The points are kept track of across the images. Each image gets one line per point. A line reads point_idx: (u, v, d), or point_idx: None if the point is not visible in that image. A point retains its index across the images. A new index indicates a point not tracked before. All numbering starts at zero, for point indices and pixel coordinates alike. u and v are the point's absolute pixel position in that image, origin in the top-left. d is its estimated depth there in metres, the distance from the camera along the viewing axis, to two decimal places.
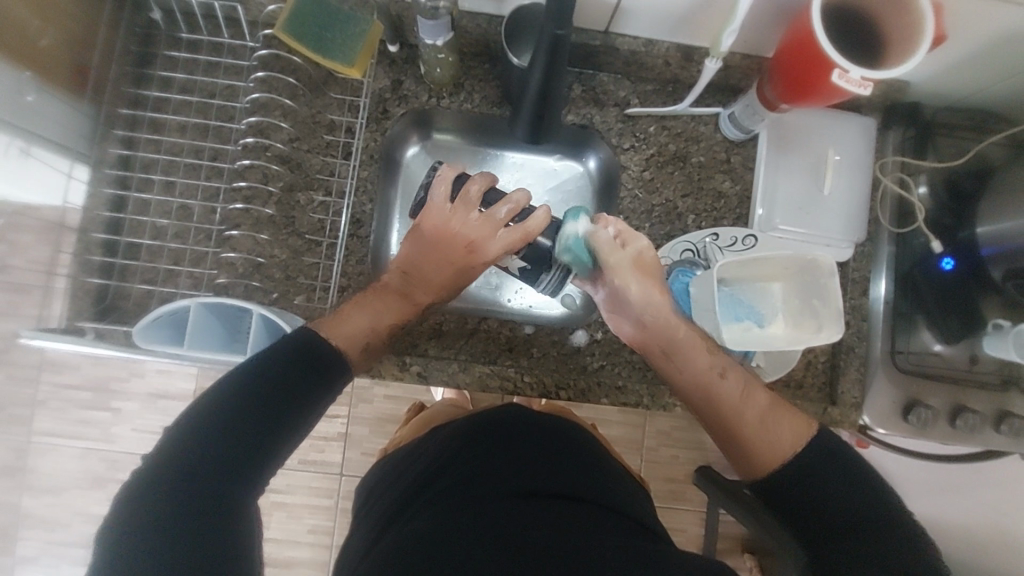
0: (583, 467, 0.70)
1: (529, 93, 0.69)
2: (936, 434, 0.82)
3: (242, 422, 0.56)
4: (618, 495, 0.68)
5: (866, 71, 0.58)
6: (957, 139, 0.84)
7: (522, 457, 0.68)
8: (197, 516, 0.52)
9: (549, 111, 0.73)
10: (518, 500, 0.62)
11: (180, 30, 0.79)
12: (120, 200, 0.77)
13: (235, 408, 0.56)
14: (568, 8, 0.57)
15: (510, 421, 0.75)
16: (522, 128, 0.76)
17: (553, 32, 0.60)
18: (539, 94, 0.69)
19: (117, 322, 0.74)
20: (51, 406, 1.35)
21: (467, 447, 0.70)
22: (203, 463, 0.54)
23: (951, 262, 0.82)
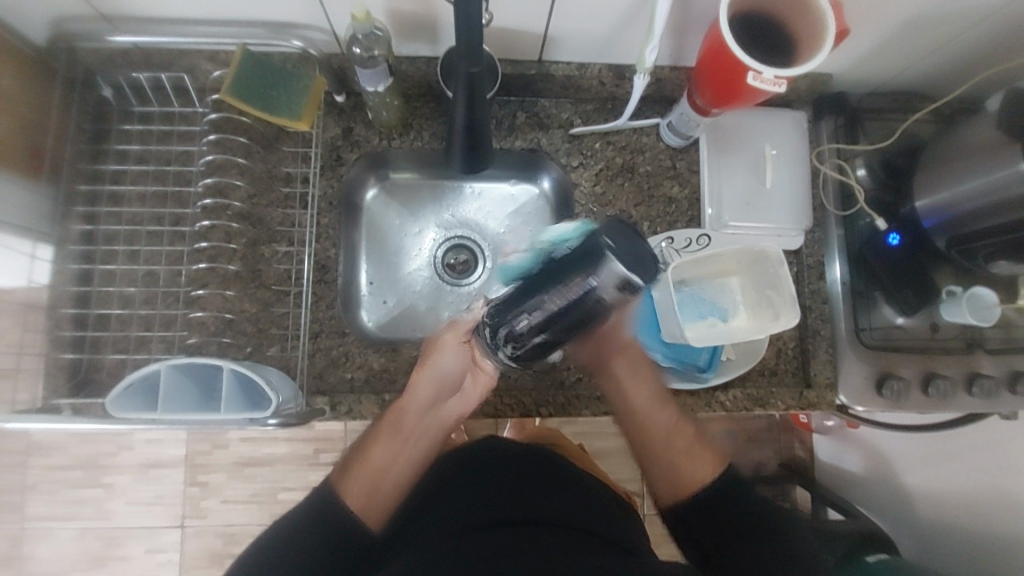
0: (555, 488, 0.70)
1: (456, 127, 0.72)
2: (911, 404, 0.84)
3: (306, 548, 0.61)
4: (591, 518, 0.67)
5: (778, 70, 0.62)
6: (886, 121, 0.88)
7: (504, 490, 0.69)
8: None
9: (481, 141, 0.75)
10: (487, 532, 0.62)
11: (132, 104, 0.82)
12: (86, 273, 0.78)
13: (302, 528, 0.62)
14: (475, 52, 0.59)
15: (488, 455, 0.76)
16: (457, 159, 0.78)
17: (469, 72, 0.62)
18: (466, 128, 0.72)
19: (93, 395, 0.75)
20: (41, 490, 1.33)
21: (451, 485, 0.71)
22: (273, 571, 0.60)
23: (898, 237, 0.85)
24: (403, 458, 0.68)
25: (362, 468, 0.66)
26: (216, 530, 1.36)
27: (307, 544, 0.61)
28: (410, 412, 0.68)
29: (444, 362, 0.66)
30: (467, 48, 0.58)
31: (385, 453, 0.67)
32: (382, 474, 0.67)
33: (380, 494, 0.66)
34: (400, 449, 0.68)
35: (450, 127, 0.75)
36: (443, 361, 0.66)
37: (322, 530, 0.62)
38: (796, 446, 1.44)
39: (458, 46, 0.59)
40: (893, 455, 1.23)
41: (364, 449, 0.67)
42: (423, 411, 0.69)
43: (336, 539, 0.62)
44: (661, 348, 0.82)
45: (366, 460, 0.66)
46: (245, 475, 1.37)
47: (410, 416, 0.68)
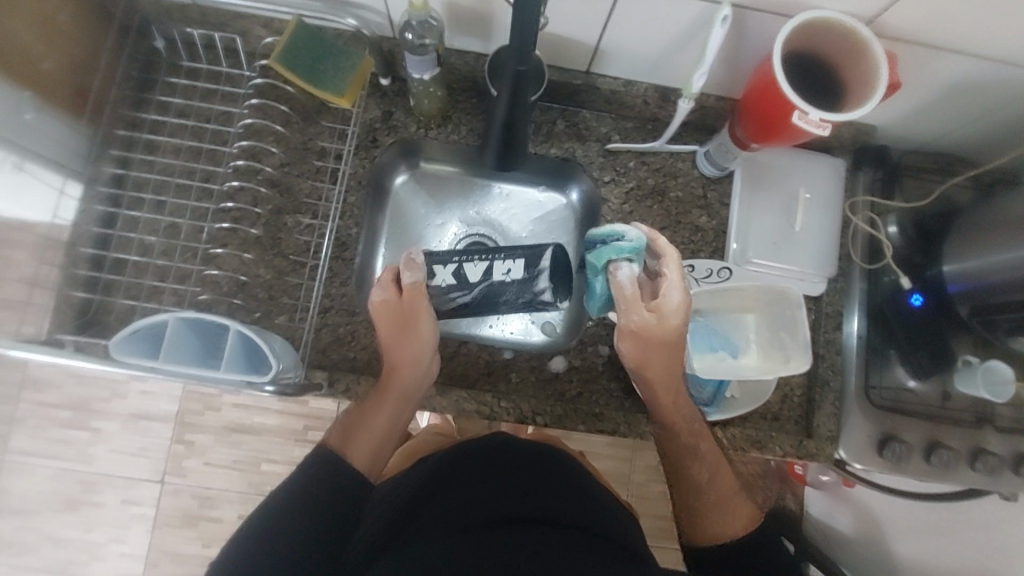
0: (564, 492, 0.69)
1: (494, 123, 0.72)
2: (912, 470, 0.83)
3: (310, 517, 0.61)
4: (599, 521, 0.66)
5: (824, 113, 0.61)
6: (924, 182, 0.87)
7: (505, 484, 0.68)
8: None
9: (516, 140, 0.75)
10: (497, 527, 0.61)
11: (181, 59, 0.83)
12: (110, 217, 0.79)
13: (306, 497, 0.62)
14: (528, 49, 0.59)
15: (494, 447, 0.74)
16: (489, 156, 0.78)
17: (515, 69, 0.62)
18: (503, 126, 0.72)
19: (97, 336, 0.75)
20: (30, 425, 1.34)
21: (448, 479, 0.70)
22: (277, 541, 0.59)
23: (920, 298, 0.84)
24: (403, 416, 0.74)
25: (365, 430, 0.71)
26: (194, 491, 1.36)
27: (311, 513, 0.61)
28: (407, 379, 0.74)
29: (426, 322, 0.74)
30: (518, 47, 0.59)
31: (385, 416, 0.72)
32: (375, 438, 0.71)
33: (383, 450, 0.72)
34: (401, 410, 0.74)
35: (487, 124, 0.75)
36: (427, 321, 0.74)
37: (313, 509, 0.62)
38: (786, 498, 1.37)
39: (511, 46, 0.59)
40: (885, 521, 1.20)
41: (362, 413, 0.72)
42: (416, 368, 0.74)
43: (328, 518, 0.61)
44: None
45: (370, 424, 0.71)
46: (232, 441, 1.37)
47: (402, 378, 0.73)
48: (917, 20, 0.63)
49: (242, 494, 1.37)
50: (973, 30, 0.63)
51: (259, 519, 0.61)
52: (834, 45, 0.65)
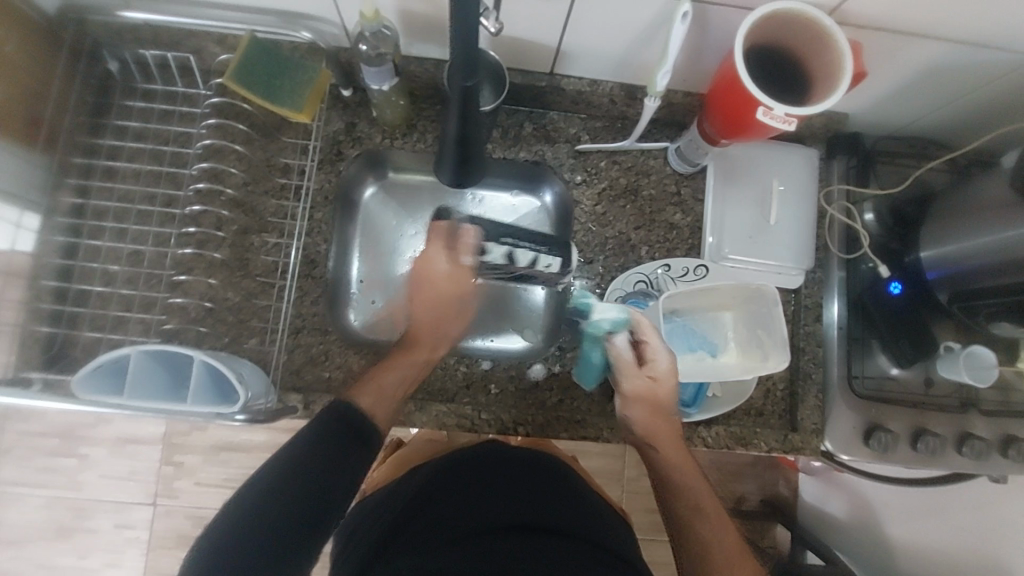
0: (566, 499, 0.68)
1: (448, 137, 0.69)
2: (899, 458, 0.82)
3: (320, 471, 0.58)
4: (599, 530, 0.65)
5: (789, 108, 0.60)
6: (898, 167, 0.86)
7: (508, 489, 0.67)
8: (253, 542, 0.55)
9: (472, 154, 0.73)
10: (499, 538, 0.60)
11: (136, 81, 0.81)
12: (71, 247, 0.77)
13: (314, 458, 0.59)
14: (474, 63, 0.57)
15: (501, 456, 0.73)
16: (444, 171, 0.76)
17: (461, 86, 0.60)
18: (457, 141, 0.70)
19: (64, 370, 0.74)
20: (17, 454, 1.32)
21: (448, 482, 0.68)
22: (275, 504, 0.56)
23: (899, 286, 0.83)
24: (414, 378, 0.73)
25: (372, 388, 0.68)
26: (187, 511, 1.35)
27: (316, 476, 0.58)
28: (431, 339, 0.76)
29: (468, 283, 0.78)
30: (465, 62, 0.57)
31: (400, 373, 0.70)
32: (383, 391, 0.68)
33: (394, 408, 0.69)
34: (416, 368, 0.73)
35: (442, 137, 0.72)
36: (468, 287, 0.78)
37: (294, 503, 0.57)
38: (779, 483, 1.39)
39: (456, 61, 0.57)
40: (878, 505, 1.20)
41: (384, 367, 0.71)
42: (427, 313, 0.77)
43: (313, 510, 0.57)
44: None
45: (396, 369, 0.71)
46: (223, 459, 1.36)
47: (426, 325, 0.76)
48: (880, 7, 0.62)
49: None
50: (938, 14, 0.62)
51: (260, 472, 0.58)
52: (797, 35, 0.63)
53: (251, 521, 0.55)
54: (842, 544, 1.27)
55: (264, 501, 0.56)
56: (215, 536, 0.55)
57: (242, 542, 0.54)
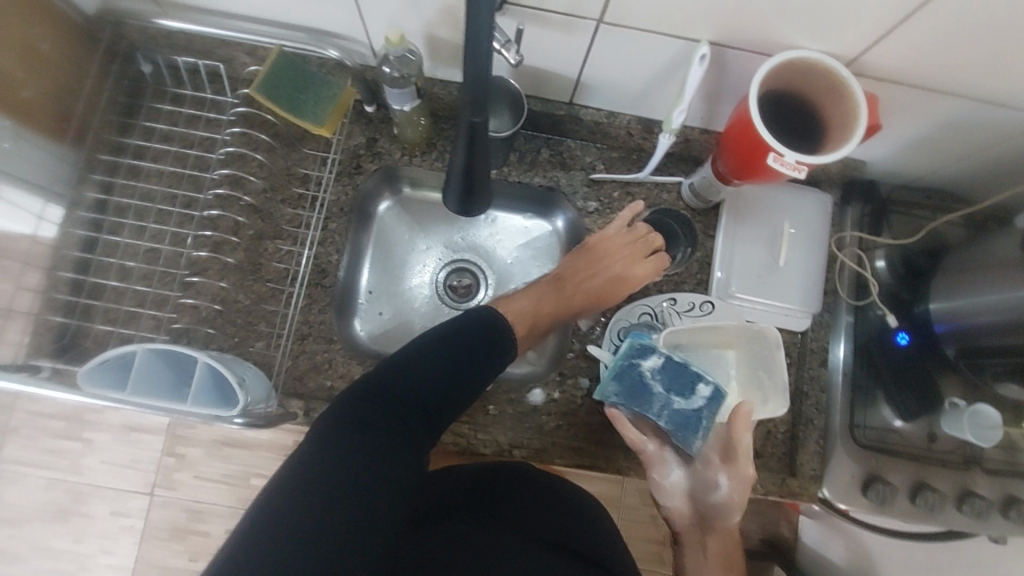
0: (577, 525, 0.74)
1: (454, 168, 0.71)
2: (897, 512, 0.81)
3: (415, 397, 0.68)
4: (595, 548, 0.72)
5: (800, 155, 0.60)
6: (913, 218, 0.86)
7: (529, 502, 0.75)
8: (334, 444, 0.62)
9: (478, 184, 0.74)
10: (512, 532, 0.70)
11: (166, 84, 0.83)
12: (91, 241, 0.79)
13: (416, 384, 0.69)
14: (484, 98, 0.59)
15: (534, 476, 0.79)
16: (451, 200, 0.76)
17: (471, 119, 0.62)
18: (463, 171, 0.71)
19: (74, 361, 0.75)
20: (23, 434, 1.35)
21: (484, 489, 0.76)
22: (371, 414, 0.66)
23: (906, 337, 0.83)
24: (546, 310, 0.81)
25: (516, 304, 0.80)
26: (183, 504, 1.36)
27: (418, 396, 0.68)
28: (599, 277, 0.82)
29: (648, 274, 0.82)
30: (473, 98, 0.59)
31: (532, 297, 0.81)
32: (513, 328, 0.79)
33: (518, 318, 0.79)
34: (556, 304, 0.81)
35: (448, 168, 0.74)
36: (626, 291, 0.82)
37: (380, 431, 0.65)
38: (781, 523, 1.38)
39: (465, 95, 0.59)
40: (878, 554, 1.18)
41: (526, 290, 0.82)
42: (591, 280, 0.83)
43: (392, 432, 0.66)
44: None
45: (523, 298, 0.81)
46: (224, 454, 1.37)
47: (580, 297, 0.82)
48: (897, 59, 0.62)
49: (231, 508, 1.37)
50: (955, 72, 0.62)
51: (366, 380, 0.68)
52: (814, 83, 0.64)
53: (347, 414, 0.65)
54: None
55: (361, 409, 0.66)
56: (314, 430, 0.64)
57: (329, 442, 0.62)
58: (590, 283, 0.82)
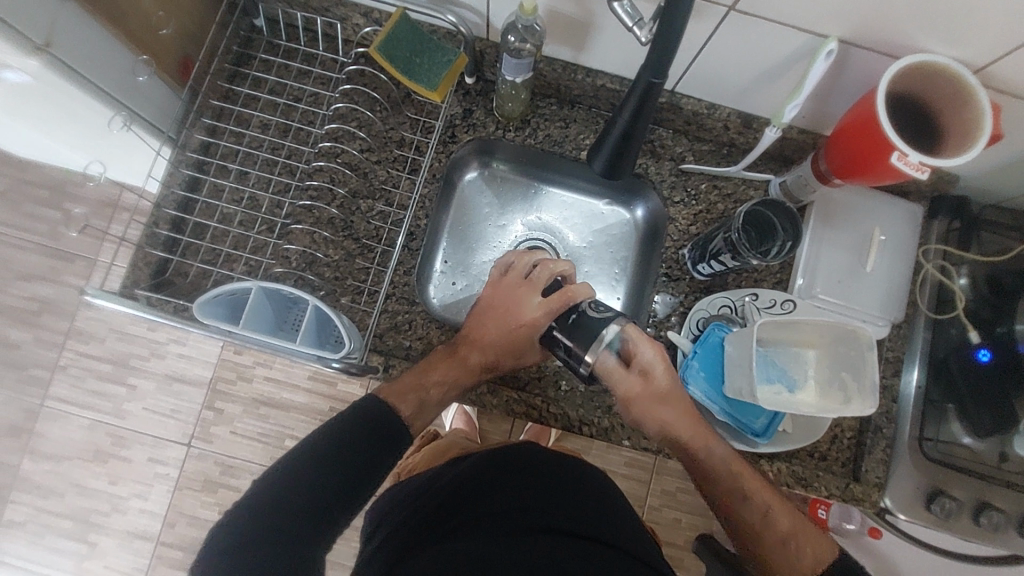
0: (600, 515, 0.70)
1: (615, 127, 0.74)
2: (959, 528, 0.82)
3: (338, 455, 0.62)
4: (619, 533, 0.68)
5: (925, 156, 0.61)
6: (1002, 237, 0.86)
7: (537, 504, 0.69)
8: (294, 494, 0.60)
9: (629, 151, 0.76)
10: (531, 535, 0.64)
11: (279, 38, 0.86)
12: (196, 182, 0.82)
13: (334, 443, 0.63)
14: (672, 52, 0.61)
15: (536, 469, 0.75)
16: (599, 161, 0.79)
17: (648, 80, 0.65)
18: (622, 133, 0.73)
19: (171, 296, 0.78)
20: (71, 373, 1.38)
21: (489, 488, 0.72)
22: (307, 466, 0.62)
23: (988, 354, 0.83)
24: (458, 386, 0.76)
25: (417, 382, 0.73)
26: (218, 457, 1.39)
27: (340, 449, 0.63)
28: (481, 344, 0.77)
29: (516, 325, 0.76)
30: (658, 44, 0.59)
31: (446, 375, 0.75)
32: (429, 397, 0.73)
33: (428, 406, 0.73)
34: (459, 375, 0.76)
35: (605, 129, 0.76)
36: (522, 335, 0.75)
37: (317, 484, 0.61)
38: None
39: (651, 55, 0.62)
40: None
41: (425, 369, 0.74)
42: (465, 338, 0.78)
43: (332, 478, 0.62)
44: (719, 401, 0.79)
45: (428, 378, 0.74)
46: (261, 414, 1.39)
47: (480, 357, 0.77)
48: None
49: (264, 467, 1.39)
50: None
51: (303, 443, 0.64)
52: (938, 89, 0.64)
53: (293, 473, 0.61)
54: None
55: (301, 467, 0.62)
56: (270, 492, 0.60)
57: (294, 487, 0.60)
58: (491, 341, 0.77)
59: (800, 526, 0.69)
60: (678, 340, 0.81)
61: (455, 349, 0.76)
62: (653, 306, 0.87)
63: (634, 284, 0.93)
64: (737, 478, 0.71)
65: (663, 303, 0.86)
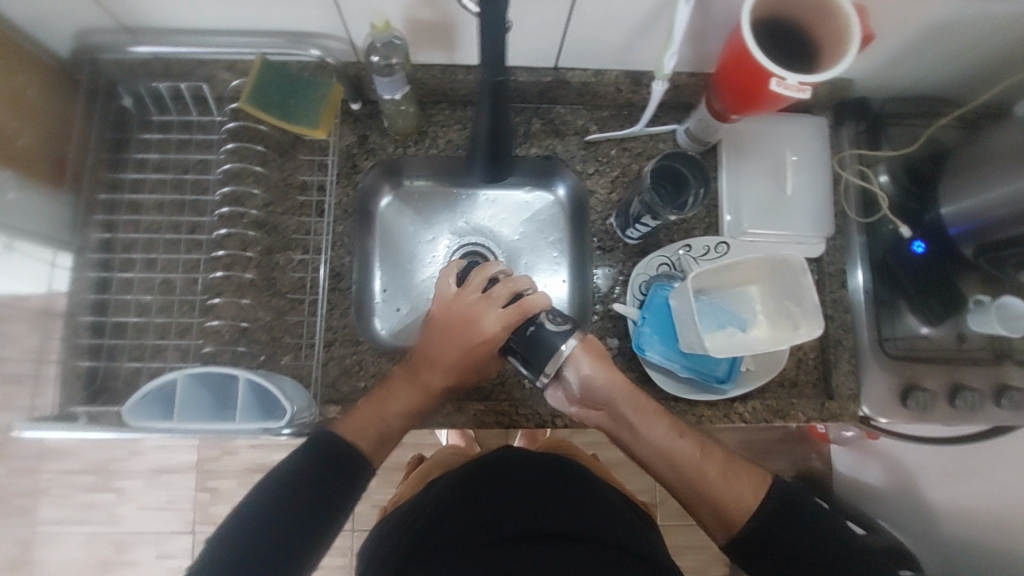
0: (581, 507, 0.70)
1: (478, 131, 0.72)
2: (939, 416, 0.82)
3: (303, 485, 0.65)
4: (601, 522, 0.68)
5: (802, 76, 0.60)
6: (909, 127, 0.86)
7: (515, 507, 0.69)
8: (264, 519, 0.63)
9: (502, 151, 0.76)
10: (509, 544, 0.64)
11: (150, 113, 0.82)
12: (104, 281, 0.79)
13: (300, 474, 0.65)
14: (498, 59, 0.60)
15: (514, 473, 0.75)
16: (479, 168, 0.80)
17: (490, 81, 0.63)
18: (489, 136, 0.72)
19: (108, 402, 0.75)
20: (54, 495, 1.34)
21: (470, 499, 0.72)
22: (275, 493, 0.64)
23: (922, 244, 0.83)
24: (414, 411, 0.73)
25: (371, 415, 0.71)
26: None
27: (304, 480, 0.65)
28: (435, 359, 0.72)
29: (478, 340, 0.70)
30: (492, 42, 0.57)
31: (402, 401, 0.71)
32: (389, 428, 0.71)
33: (383, 438, 0.70)
34: (417, 399, 0.72)
35: (473, 138, 0.76)
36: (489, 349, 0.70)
37: (289, 511, 0.64)
38: (812, 457, 1.43)
39: (484, 59, 0.60)
40: (913, 470, 1.20)
41: (381, 396, 0.71)
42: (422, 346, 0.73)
43: (302, 508, 0.64)
44: (679, 357, 0.79)
45: (384, 407, 0.71)
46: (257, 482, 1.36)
47: (438, 377, 0.72)
48: None
49: None
50: None
51: (273, 473, 0.66)
52: (802, 7, 0.64)
53: (263, 500, 0.64)
54: (881, 509, 1.28)
55: (271, 495, 0.64)
56: (245, 516, 0.63)
57: (265, 514, 0.63)
58: (446, 357, 0.71)
59: (728, 471, 0.70)
60: (626, 310, 0.81)
61: (411, 367, 0.72)
62: (595, 281, 0.86)
63: (575, 264, 0.91)
64: (674, 443, 0.71)
65: (603, 274, 0.86)
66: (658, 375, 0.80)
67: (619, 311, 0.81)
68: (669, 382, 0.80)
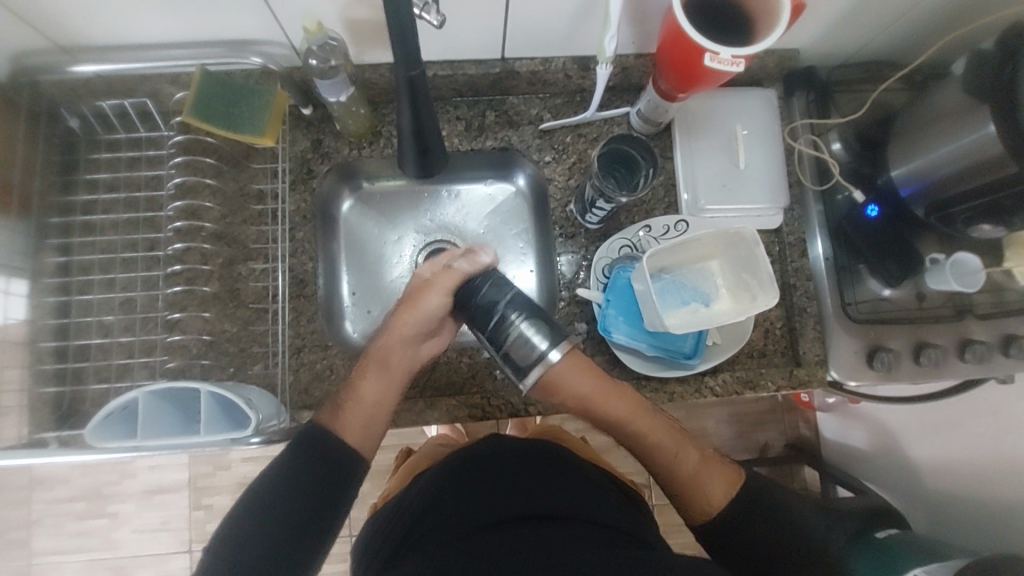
0: (567, 488, 0.70)
1: (403, 130, 0.72)
2: (905, 375, 0.84)
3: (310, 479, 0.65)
4: (586, 504, 0.68)
5: (734, 49, 0.61)
6: (856, 93, 0.87)
7: (501, 491, 0.69)
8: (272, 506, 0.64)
9: (430, 144, 0.76)
10: (495, 529, 0.64)
11: (99, 133, 0.82)
12: (64, 305, 0.78)
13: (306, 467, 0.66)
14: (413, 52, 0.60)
15: (500, 458, 0.74)
16: (410, 166, 0.79)
17: (405, 76, 0.64)
18: (413, 133, 0.73)
19: (77, 425, 0.75)
20: (46, 525, 1.33)
21: (457, 485, 0.71)
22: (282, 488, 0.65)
23: (876, 209, 0.84)
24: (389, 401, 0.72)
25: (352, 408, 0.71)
26: None
27: (308, 475, 0.65)
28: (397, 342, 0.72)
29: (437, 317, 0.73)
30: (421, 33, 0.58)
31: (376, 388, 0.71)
32: (366, 420, 0.70)
33: (368, 430, 0.70)
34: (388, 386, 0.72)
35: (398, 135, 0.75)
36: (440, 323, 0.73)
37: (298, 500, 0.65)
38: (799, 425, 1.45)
39: (395, 54, 0.61)
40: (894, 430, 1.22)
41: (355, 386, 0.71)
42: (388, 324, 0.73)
43: (309, 500, 0.65)
44: (644, 337, 0.80)
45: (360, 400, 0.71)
46: None
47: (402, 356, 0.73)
48: None
49: None
50: None
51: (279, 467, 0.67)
52: None
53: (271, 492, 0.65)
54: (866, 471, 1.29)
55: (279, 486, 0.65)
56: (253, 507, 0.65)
57: (270, 502, 0.64)
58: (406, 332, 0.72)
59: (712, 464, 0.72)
60: (590, 294, 0.82)
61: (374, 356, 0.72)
62: (559, 268, 0.87)
63: (540, 252, 0.92)
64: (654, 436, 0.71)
65: (567, 261, 0.87)
66: (627, 356, 0.81)
67: (584, 296, 0.82)
68: (639, 363, 0.81)
